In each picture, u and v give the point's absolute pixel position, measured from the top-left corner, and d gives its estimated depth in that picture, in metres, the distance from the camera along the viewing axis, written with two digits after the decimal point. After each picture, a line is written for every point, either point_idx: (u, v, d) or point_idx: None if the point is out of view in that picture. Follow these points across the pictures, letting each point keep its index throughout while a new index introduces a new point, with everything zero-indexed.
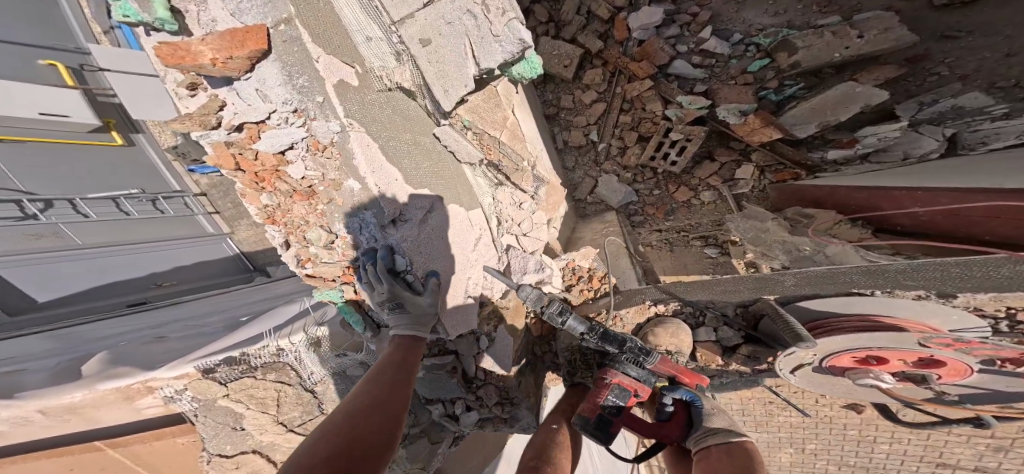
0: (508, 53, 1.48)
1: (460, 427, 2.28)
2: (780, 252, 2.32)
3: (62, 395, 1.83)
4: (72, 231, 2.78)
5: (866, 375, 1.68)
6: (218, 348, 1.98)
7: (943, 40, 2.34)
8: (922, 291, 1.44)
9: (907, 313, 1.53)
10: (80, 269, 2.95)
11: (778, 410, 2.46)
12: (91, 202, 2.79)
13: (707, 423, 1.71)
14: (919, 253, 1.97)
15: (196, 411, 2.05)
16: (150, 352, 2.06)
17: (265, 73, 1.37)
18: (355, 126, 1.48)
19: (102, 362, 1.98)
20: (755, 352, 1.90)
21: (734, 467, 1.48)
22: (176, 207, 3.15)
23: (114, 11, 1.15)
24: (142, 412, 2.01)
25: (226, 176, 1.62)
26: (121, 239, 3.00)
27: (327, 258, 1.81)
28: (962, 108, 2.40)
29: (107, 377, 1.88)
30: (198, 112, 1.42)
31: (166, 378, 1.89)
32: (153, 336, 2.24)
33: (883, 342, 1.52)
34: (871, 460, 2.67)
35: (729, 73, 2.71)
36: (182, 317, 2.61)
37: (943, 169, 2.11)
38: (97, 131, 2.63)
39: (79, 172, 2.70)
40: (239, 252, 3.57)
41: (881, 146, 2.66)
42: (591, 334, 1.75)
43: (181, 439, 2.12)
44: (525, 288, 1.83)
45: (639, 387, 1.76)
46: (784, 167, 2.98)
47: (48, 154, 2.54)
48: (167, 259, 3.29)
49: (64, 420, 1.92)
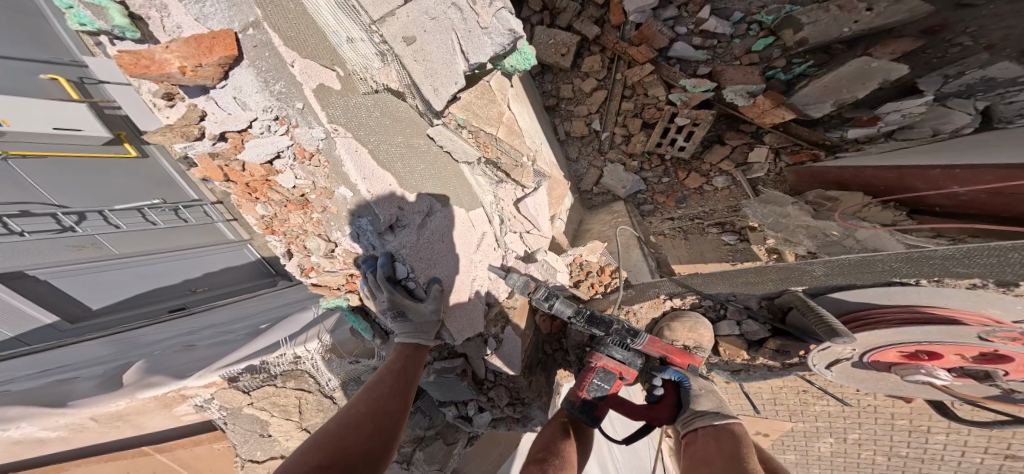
0: (499, 45, 1.44)
1: (474, 427, 2.22)
2: (805, 237, 2.27)
3: (108, 403, 1.84)
4: (108, 240, 2.87)
5: (916, 371, 1.60)
6: (243, 355, 1.98)
7: (960, 9, 2.05)
8: (979, 280, 1.35)
9: (959, 303, 1.40)
10: (123, 278, 3.10)
11: (815, 399, 2.61)
12: (120, 213, 2.84)
13: (693, 405, 1.69)
14: (966, 236, 1.85)
15: (225, 419, 2.03)
16: (187, 360, 2.06)
17: (240, 81, 1.30)
18: (340, 131, 1.42)
19: (140, 370, 1.99)
20: (784, 346, 1.76)
21: (722, 455, 1.47)
22: (197, 216, 3.16)
23: (68, 20, 1.06)
24: (181, 419, 2.00)
25: (219, 186, 1.60)
26: (151, 247, 3.10)
27: (329, 267, 1.78)
28: (992, 79, 2.18)
29: (143, 386, 1.89)
30: (179, 123, 1.36)
31: (197, 387, 1.89)
32: (186, 344, 2.25)
33: (941, 336, 1.42)
34: (926, 450, 2.73)
35: (732, 54, 2.58)
36: (214, 322, 2.64)
37: (978, 145, 1.96)
38: (110, 143, 2.58)
39: (110, 187, 2.73)
40: (261, 258, 3.64)
41: (906, 123, 2.50)
42: (578, 317, 1.74)
43: (216, 445, 2.07)
44: (512, 276, 1.88)
45: (625, 370, 1.72)
46: (799, 148, 2.84)
47: (78, 169, 2.56)
48: (196, 267, 3.39)
49: (115, 427, 1.91)
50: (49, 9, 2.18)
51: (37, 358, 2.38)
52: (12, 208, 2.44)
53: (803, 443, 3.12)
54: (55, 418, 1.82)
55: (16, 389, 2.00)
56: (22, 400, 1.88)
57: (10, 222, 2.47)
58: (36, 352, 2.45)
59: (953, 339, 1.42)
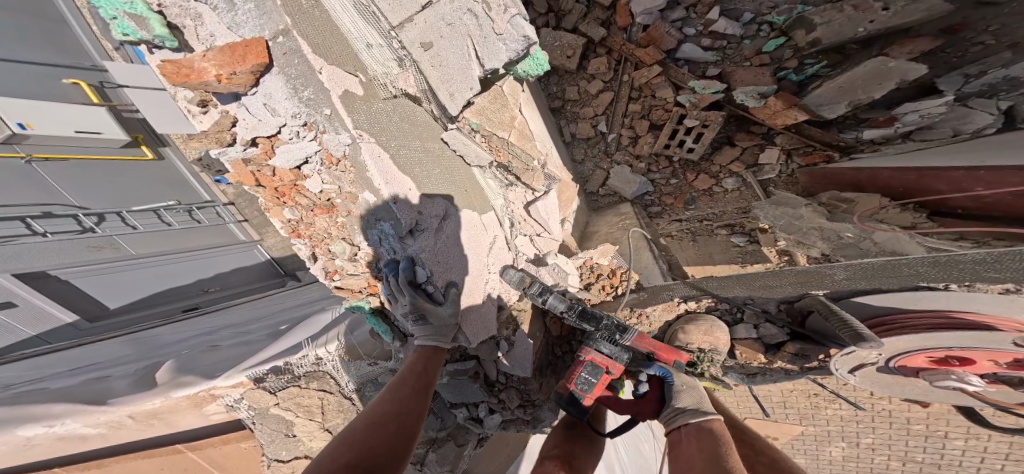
0: (514, 51, 1.39)
1: (485, 429, 2.20)
2: (817, 239, 2.23)
3: (142, 403, 1.88)
4: (126, 241, 2.95)
5: (947, 376, 1.58)
6: (266, 357, 2.03)
7: (982, 7, 1.98)
8: (1010, 286, 1.31)
9: (995, 309, 1.38)
10: (140, 277, 3.15)
11: (826, 402, 2.66)
12: (137, 214, 2.94)
13: (674, 402, 1.71)
14: (990, 239, 1.74)
15: (253, 419, 2.04)
16: (214, 360, 2.11)
17: (270, 88, 1.34)
18: (365, 137, 1.44)
19: (172, 370, 2.04)
20: (803, 350, 1.78)
21: (703, 455, 1.43)
22: (210, 217, 3.27)
23: (113, 30, 1.13)
24: (210, 418, 2.03)
25: (249, 192, 1.63)
26: (167, 247, 3.17)
27: (352, 271, 1.80)
28: (1017, 78, 2.11)
29: (177, 386, 1.94)
30: (213, 130, 1.41)
31: (224, 387, 1.93)
32: (209, 344, 2.30)
33: (969, 341, 1.41)
34: (943, 457, 2.68)
35: (742, 54, 2.55)
36: (230, 321, 2.70)
37: (1002, 147, 1.91)
38: (128, 146, 2.70)
39: (128, 188, 2.86)
40: (272, 258, 3.70)
41: (924, 123, 2.45)
42: (569, 313, 1.78)
43: (242, 444, 2.10)
44: (509, 270, 1.89)
45: (611, 365, 1.68)
46: (813, 149, 2.80)
47: (102, 170, 2.69)
48: (211, 267, 3.46)
49: (150, 424, 1.95)
50: (68, 14, 2.29)
51: (60, 356, 2.44)
52: (36, 210, 2.54)
53: (813, 447, 3.07)
54: (96, 415, 1.87)
55: (51, 387, 2.04)
56: (58, 398, 1.92)
57: (34, 224, 2.55)
58: (58, 350, 2.52)
59: (988, 345, 1.40)
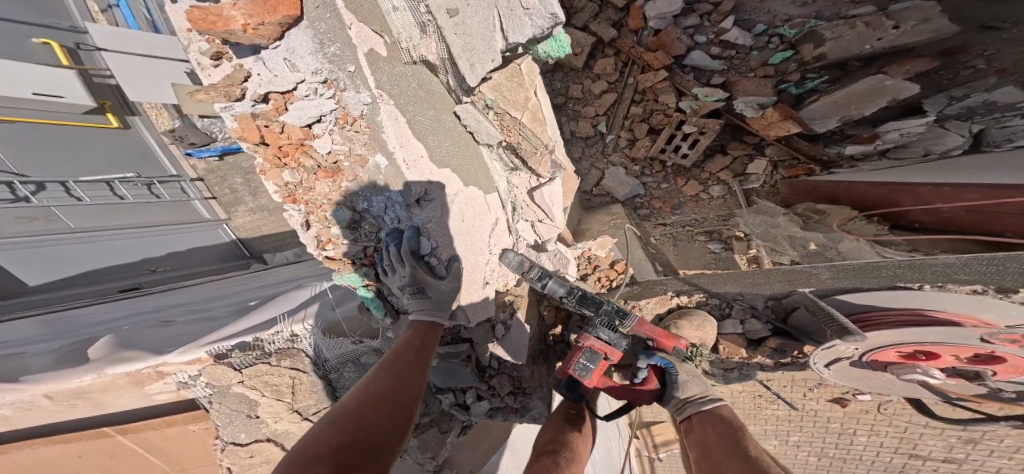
0: (538, 29, 1.38)
1: (470, 416, 2.16)
2: (788, 246, 2.38)
3: (68, 380, 1.74)
4: (61, 213, 3.07)
5: (913, 370, 1.70)
6: (228, 334, 1.93)
7: (983, 31, 2.09)
8: (979, 286, 1.40)
9: (960, 308, 1.48)
10: (78, 251, 3.22)
11: (767, 403, 2.49)
12: (84, 185, 3.13)
13: (679, 391, 1.75)
14: (939, 250, 1.94)
15: (210, 398, 1.93)
16: (165, 336, 2.00)
17: (294, 42, 1.30)
18: (384, 98, 1.39)
19: (108, 346, 1.91)
20: (782, 345, 1.87)
21: (720, 439, 1.50)
22: (172, 191, 3.55)
23: None
24: (152, 398, 1.89)
25: (246, 150, 1.54)
26: (106, 222, 3.30)
27: (350, 237, 1.72)
28: (993, 103, 2.26)
29: (114, 363, 1.79)
30: (222, 83, 1.35)
31: (178, 363, 1.81)
32: (160, 319, 2.18)
33: (934, 336, 1.52)
34: (849, 451, 2.82)
35: (749, 65, 2.64)
36: (185, 300, 2.58)
37: (970, 166, 2.05)
38: (93, 113, 3.01)
39: (76, 158, 3.03)
40: (236, 239, 3.89)
41: (902, 142, 2.60)
42: (570, 297, 1.76)
43: (192, 427, 1.97)
44: (509, 254, 1.86)
45: (610, 352, 1.69)
46: (798, 162, 2.92)
47: (46, 137, 2.86)
48: (159, 245, 3.60)
49: (71, 405, 1.81)
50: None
51: None
52: None
53: None
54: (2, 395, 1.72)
55: None
56: None
57: None
58: None
59: (958, 340, 1.52)
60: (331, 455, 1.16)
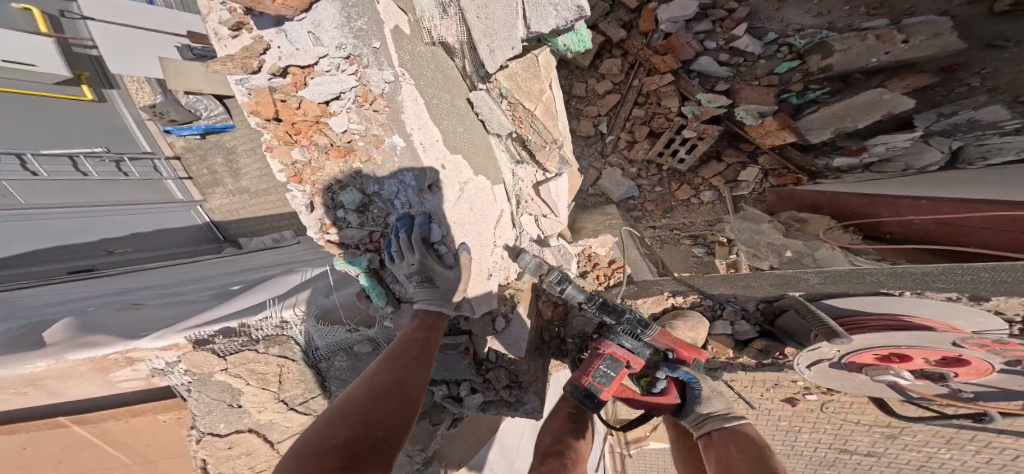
0: (563, 19, 1.36)
1: (463, 409, 2.13)
2: (770, 254, 2.35)
3: (20, 363, 1.65)
4: (13, 188, 2.91)
5: (886, 371, 1.75)
6: (213, 319, 1.86)
7: (987, 49, 2.22)
8: (955, 294, 1.48)
9: (934, 314, 1.56)
10: (28, 229, 2.99)
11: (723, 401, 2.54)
12: (45, 159, 2.99)
13: (700, 408, 1.76)
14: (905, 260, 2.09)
15: (188, 386, 1.88)
16: (137, 320, 1.90)
17: (321, 15, 1.27)
18: (406, 77, 1.38)
19: (67, 329, 1.82)
20: (768, 346, 1.93)
21: (744, 456, 1.52)
22: (141, 170, 3.53)
23: None
24: (117, 385, 1.81)
25: (257, 125, 1.49)
26: (66, 200, 3.15)
27: (354, 222, 1.67)
28: (977, 121, 2.31)
29: (76, 347, 1.72)
30: (240, 54, 1.31)
31: (151, 349, 1.75)
32: (131, 301, 2.08)
33: (914, 341, 1.57)
34: (792, 446, 2.83)
35: (754, 73, 2.71)
36: (155, 283, 2.47)
37: (951, 180, 2.15)
38: (66, 83, 3.02)
39: (40, 131, 2.93)
40: (209, 222, 3.93)
41: (886, 156, 2.66)
42: (590, 303, 1.77)
43: (162, 416, 1.89)
44: (525, 256, 1.87)
45: (632, 360, 1.73)
46: (787, 171, 3.00)
47: (16, 108, 2.80)
48: (121, 225, 3.48)
49: (20, 392, 1.71)
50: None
51: None
52: None
53: None
54: None
55: None
56: None
57: None
58: None
59: (927, 344, 1.56)
60: (338, 450, 1.15)
